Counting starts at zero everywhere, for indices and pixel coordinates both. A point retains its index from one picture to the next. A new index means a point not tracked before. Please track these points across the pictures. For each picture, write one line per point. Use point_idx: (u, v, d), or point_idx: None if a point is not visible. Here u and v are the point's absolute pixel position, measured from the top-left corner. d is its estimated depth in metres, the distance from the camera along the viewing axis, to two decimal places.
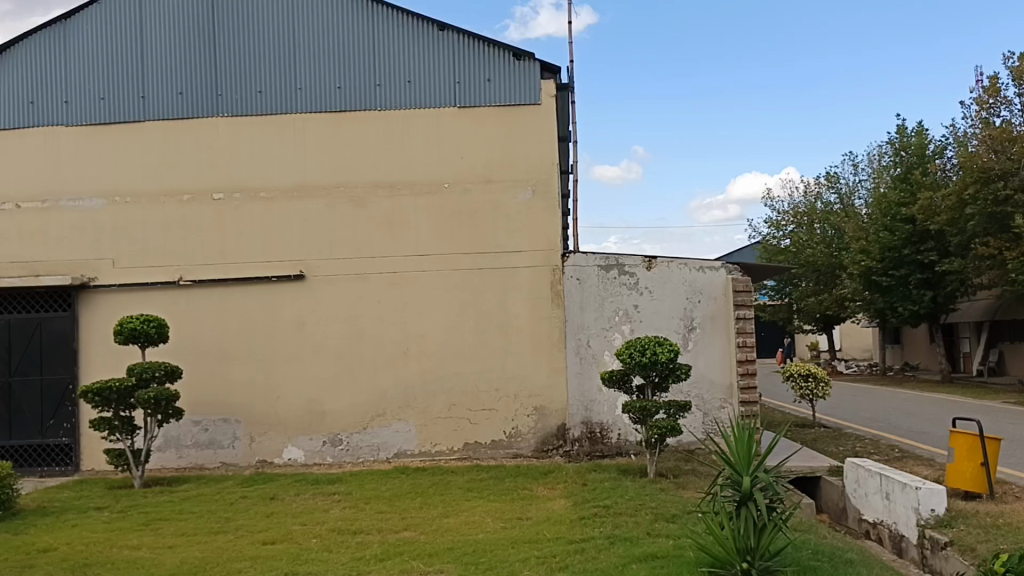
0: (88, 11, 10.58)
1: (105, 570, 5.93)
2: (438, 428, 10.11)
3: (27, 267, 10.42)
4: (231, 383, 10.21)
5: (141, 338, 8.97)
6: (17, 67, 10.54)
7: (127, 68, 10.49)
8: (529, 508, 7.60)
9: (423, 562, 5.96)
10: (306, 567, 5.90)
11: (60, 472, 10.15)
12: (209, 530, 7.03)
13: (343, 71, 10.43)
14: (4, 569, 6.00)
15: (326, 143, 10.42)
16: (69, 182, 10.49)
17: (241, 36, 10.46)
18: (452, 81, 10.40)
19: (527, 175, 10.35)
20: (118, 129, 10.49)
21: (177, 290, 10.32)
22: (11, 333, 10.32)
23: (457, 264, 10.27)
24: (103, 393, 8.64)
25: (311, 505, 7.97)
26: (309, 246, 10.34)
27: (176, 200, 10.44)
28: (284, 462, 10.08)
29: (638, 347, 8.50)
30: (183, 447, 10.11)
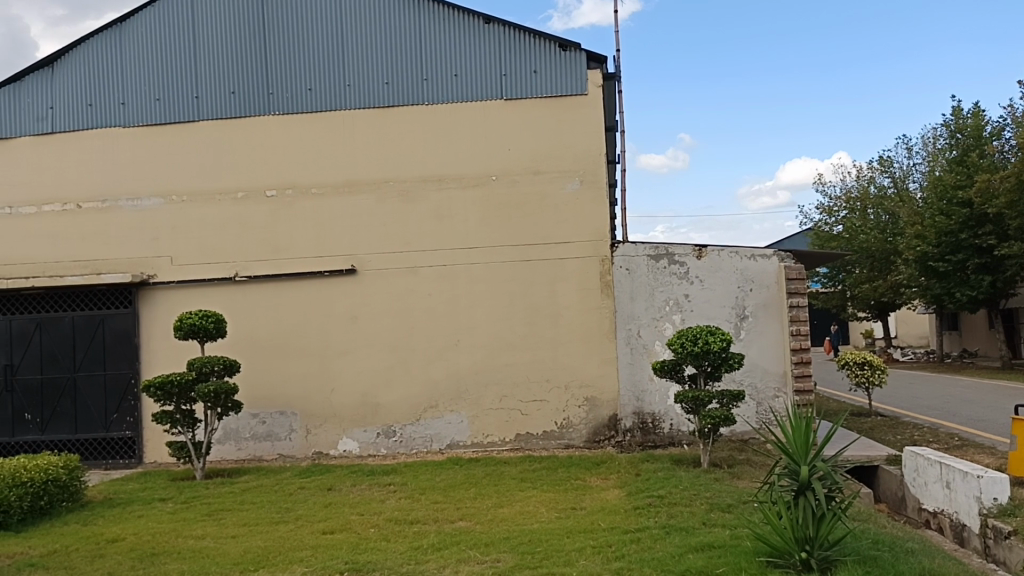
0: (143, 14, 10.83)
1: (173, 560, 6.11)
2: (489, 419, 10.18)
3: (89, 266, 10.71)
4: (286, 377, 10.40)
5: (200, 334, 9.17)
6: (76, 71, 10.83)
7: (181, 69, 10.71)
8: (583, 498, 7.63)
9: (479, 552, 6.03)
10: (365, 556, 6.01)
11: (125, 465, 10.45)
12: (270, 521, 7.18)
13: (391, 67, 10.52)
14: (77, 559, 6.21)
15: (374, 138, 10.52)
16: (127, 182, 10.75)
17: (290, 35, 10.61)
18: (498, 74, 10.43)
19: (575, 165, 10.33)
20: (173, 129, 10.72)
21: (233, 286, 10.53)
22: (75, 330, 10.64)
23: (506, 256, 10.31)
24: (165, 387, 8.86)
25: (368, 495, 8.10)
26: (360, 240, 10.47)
27: (231, 198, 10.64)
28: (339, 453, 10.24)
29: (690, 337, 8.47)
30: (241, 439, 10.33)
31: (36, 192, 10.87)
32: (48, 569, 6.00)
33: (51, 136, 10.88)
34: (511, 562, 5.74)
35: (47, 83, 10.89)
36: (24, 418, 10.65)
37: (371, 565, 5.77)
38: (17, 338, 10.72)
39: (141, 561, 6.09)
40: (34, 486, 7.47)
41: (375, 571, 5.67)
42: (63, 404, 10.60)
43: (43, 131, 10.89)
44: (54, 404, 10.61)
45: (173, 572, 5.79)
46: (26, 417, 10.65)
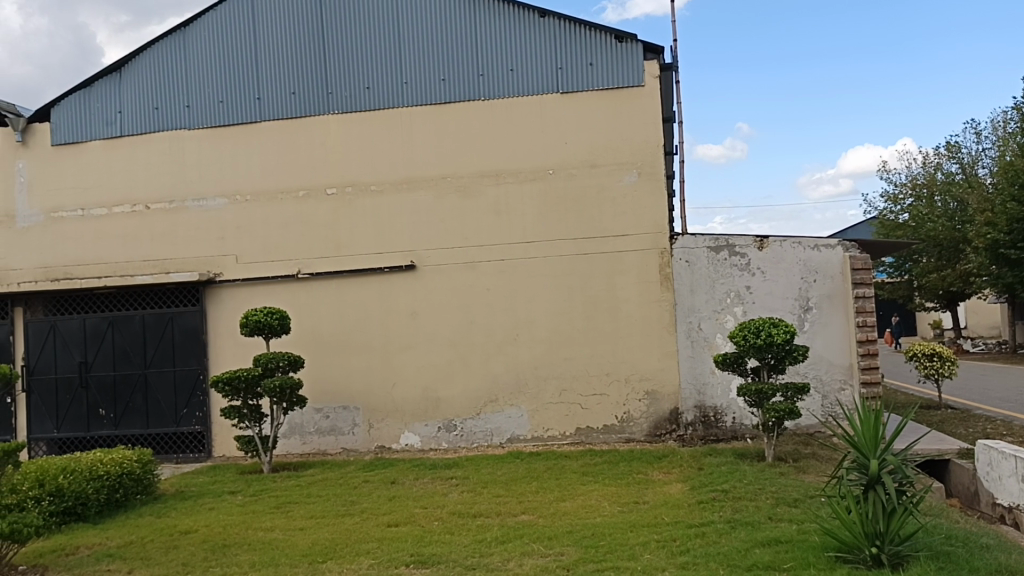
0: (206, 18, 11.08)
1: (245, 551, 6.26)
2: (550, 413, 10.20)
3: (158, 265, 11.00)
4: (349, 372, 10.55)
5: (265, 330, 9.36)
6: (143, 76, 11.14)
7: (243, 71, 10.93)
8: (645, 492, 7.60)
9: (543, 545, 6.04)
10: (430, 549, 6.08)
11: (195, 459, 10.73)
12: (336, 513, 7.31)
13: (447, 63, 10.59)
14: (153, 550, 6.40)
15: (432, 135, 10.60)
16: (193, 183, 11.02)
17: (348, 34, 10.75)
18: (555, 67, 10.41)
19: (633, 157, 10.26)
20: (237, 130, 10.95)
21: (296, 283, 10.72)
22: (146, 328, 10.95)
23: (565, 250, 10.30)
24: (232, 382, 9.06)
25: (430, 489, 8.18)
26: (420, 237, 10.56)
27: (293, 197, 10.83)
28: (402, 447, 10.37)
29: (752, 329, 8.35)
30: (306, 433, 10.53)
31: (107, 194, 11.19)
32: (125, 559, 6.21)
33: (121, 139, 11.19)
34: (575, 556, 5.74)
35: (115, 88, 11.20)
36: (99, 414, 10.99)
37: (436, 558, 5.84)
38: (91, 336, 11.06)
39: (213, 552, 6.26)
40: (109, 479, 7.72)
41: (440, 564, 5.73)
42: (135, 400, 10.92)
43: (113, 135, 11.20)
44: (127, 400, 10.94)
45: (245, 564, 5.94)
46: (100, 413, 10.99)
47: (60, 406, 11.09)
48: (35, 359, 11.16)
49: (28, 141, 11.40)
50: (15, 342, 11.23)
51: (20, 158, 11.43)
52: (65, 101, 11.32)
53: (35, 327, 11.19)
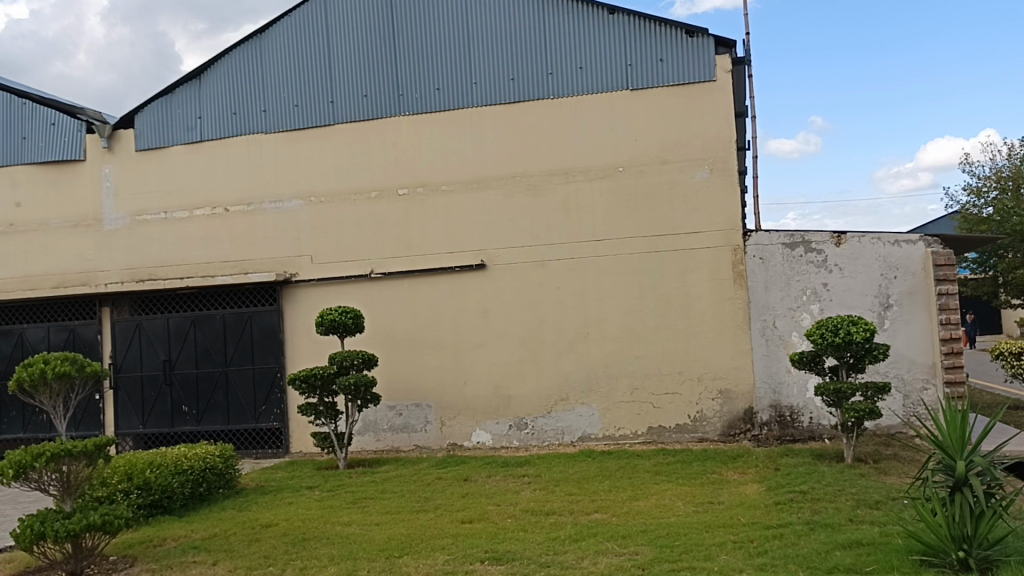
0: (281, 24, 11.34)
1: (324, 544, 6.39)
2: (622, 412, 10.15)
3: (236, 266, 11.30)
4: (422, 370, 10.68)
5: (340, 329, 9.53)
6: (221, 81, 11.45)
7: (317, 76, 11.16)
8: (720, 493, 7.50)
9: (617, 544, 6.01)
10: (504, 546, 6.11)
11: (273, 454, 11.00)
12: (411, 509, 7.40)
13: (517, 63, 10.62)
14: (236, 542, 6.59)
15: (502, 134, 10.65)
16: (271, 185, 11.28)
17: (418, 36, 10.87)
18: (624, 64, 10.35)
19: (704, 153, 10.14)
20: (311, 133, 11.19)
21: (369, 282, 10.89)
22: (226, 327, 11.27)
23: (637, 248, 10.23)
24: (309, 379, 9.25)
25: (503, 486, 8.21)
26: (490, 236, 10.62)
27: (366, 198, 11.00)
28: (473, 445, 10.45)
29: (830, 327, 8.16)
30: (380, 430, 10.71)
31: (188, 198, 11.53)
32: (209, 551, 6.40)
33: (201, 144, 11.52)
34: (650, 556, 5.71)
35: (195, 95, 11.55)
36: (182, 410, 11.35)
37: (511, 555, 5.87)
38: (174, 336, 11.43)
39: (293, 545, 6.40)
40: (194, 474, 7.95)
41: (514, 561, 5.76)
42: (216, 396, 11.25)
43: (193, 140, 11.54)
44: (209, 396, 11.28)
45: (324, 557, 6.06)
46: (183, 409, 11.35)
47: (146, 402, 11.48)
48: (122, 358, 11.58)
49: (114, 147, 11.80)
50: (103, 342, 11.66)
51: (106, 163, 11.84)
52: (148, 108, 11.71)
53: (121, 327, 11.62)
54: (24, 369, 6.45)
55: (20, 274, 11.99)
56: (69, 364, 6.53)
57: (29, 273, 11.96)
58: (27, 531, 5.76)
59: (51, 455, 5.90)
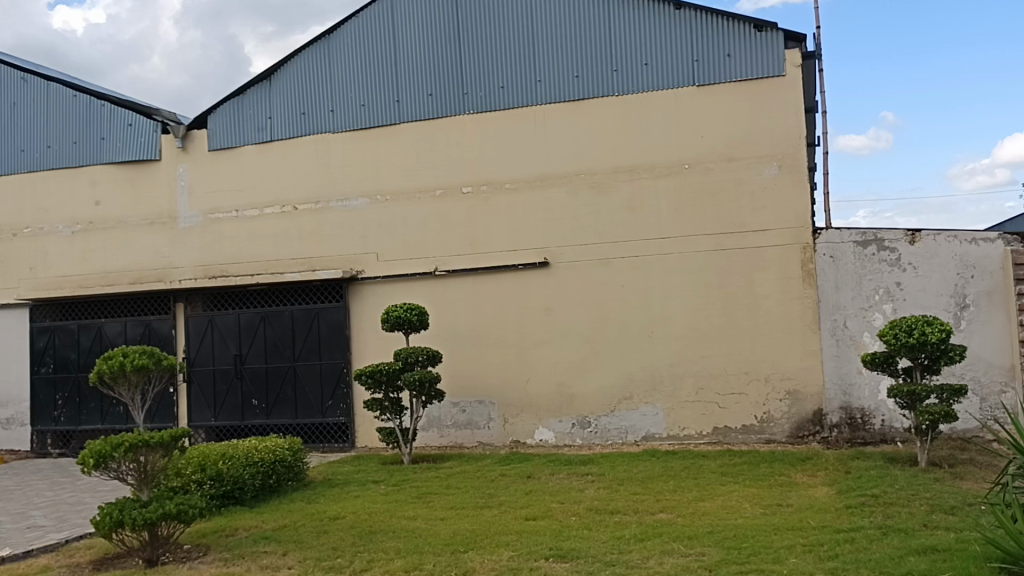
0: (349, 25, 11.51)
1: (390, 538, 6.47)
2: (686, 411, 10.04)
3: (305, 263, 11.50)
4: (486, 367, 10.73)
5: (405, 326, 9.63)
6: (290, 82, 11.68)
7: (383, 75, 11.31)
8: (788, 495, 7.37)
9: (683, 545, 5.96)
10: (569, 543, 6.11)
11: (340, 448, 11.17)
12: (475, 505, 7.45)
13: (581, 61, 10.59)
14: (305, 534, 6.71)
15: (567, 132, 10.63)
16: (338, 184, 11.46)
17: (484, 35, 10.94)
18: (691, 60, 10.23)
19: (773, 150, 9.96)
20: (378, 132, 11.33)
21: (434, 280, 10.98)
22: (295, 323, 11.49)
23: (702, 245, 10.11)
24: (375, 374, 9.37)
25: (567, 484, 8.21)
26: (554, 234, 10.60)
27: (431, 196, 11.10)
28: (536, 442, 10.48)
29: (904, 328, 7.94)
30: (444, 426, 10.81)
31: (258, 196, 11.78)
32: (280, 542, 6.54)
33: (271, 143, 11.76)
34: (717, 557, 5.64)
35: (265, 95, 11.80)
36: (252, 404, 11.61)
37: (575, 553, 5.86)
38: (245, 331, 11.70)
39: (361, 538, 6.50)
40: (264, 465, 8.11)
41: (579, 558, 5.75)
42: (285, 390, 11.48)
43: (264, 139, 11.79)
44: (278, 390, 11.51)
45: (390, 550, 6.14)
46: (253, 403, 11.61)
47: (218, 395, 11.78)
48: (195, 352, 11.90)
49: (188, 147, 12.13)
50: (177, 336, 12.00)
51: (181, 163, 12.17)
52: (220, 109, 12.00)
53: (195, 322, 11.94)
54: (104, 362, 6.67)
55: (98, 270, 12.40)
56: (146, 357, 6.74)
57: (107, 270, 12.36)
58: (106, 518, 5.96)
59: (129, 446, 6.11)
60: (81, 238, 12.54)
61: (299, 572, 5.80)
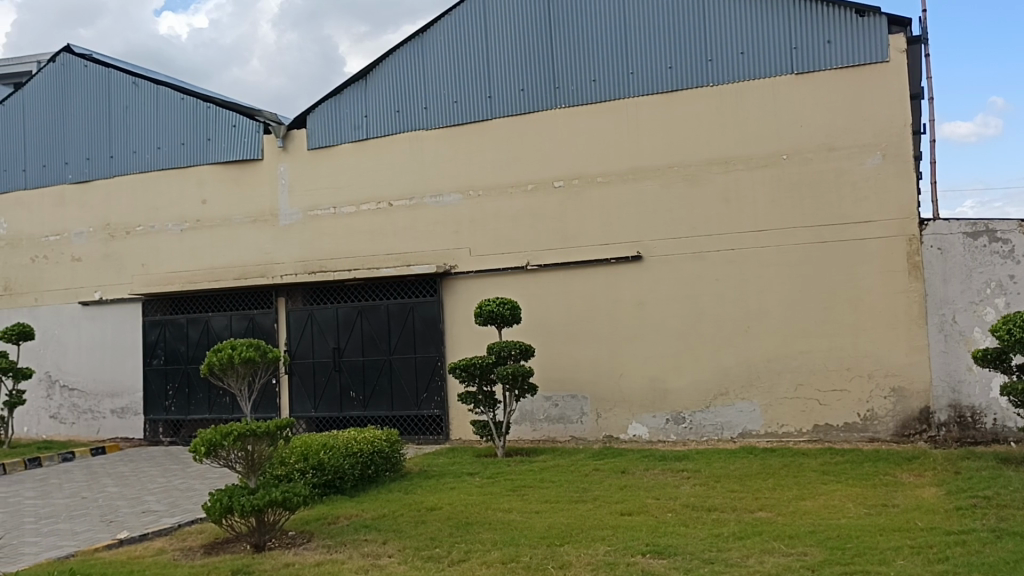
0: (442, 22, 11.67)
1: (486, 529, 6.55)
2: (785, 408, 9.82)
3: (400, 258, 11.69)
4: (578, 361, 10.72)
5: (498, 320, 9.70)
6: (385, 80, 11.91)
7: (476, 72, 11.42)
8: (894, 495, 7.13)
9: (784, 544, 5.84)
10: (666, 540, 6.05)
11: (434, 441, 11.36)
12: (570, 499, 7.46)
13: (674, 52, 10.47)
14: (403, 523, 6.85)
15: (659, 124, 10.52)
16: (431, 180, 11.61)
17: (576, 28, 10.93)
18: (789, 47, 9.99)
19: (875, 138, 9.63)
20: (470, 129, 11.43)
21: (526, 274, 11.03)
22: (390, 317, 11.72)
23: (801, 238, 9.85)
24: (469, 368, 9.49)
25: (662, 480, 8.14)
26: (647, 227, 10.50)
27: (523, 191, 11.14)
28: (630, 437, 10.42)
29: (1018, 323, 7.58)
30: (537, 420, 10.87)
31: (355, 193, 12.05)
32: (380, 530, 6.69)
33: (367, 141, 12.00)
34: (820, 557, 5.50)
35: (361, 94, 12.06)
36: (350, 396, 11.91)
37: (672, 549, 5.81)
38: (343, 324, 12.00)
39: (458, 529, 6.60)
40: (363, 456, 8.31)
41: (676, 555, 5.70)
42: (381, 383, 11.73)
43: (360, 137, 12.05)
44: (375, 383, 11.77)
45: (487, 542, 6.21)
46: (351, 395, 11.91)
47: (317, 387, 12.13)
48: (296, 345, 12.27)
49: (288, 146, 12.50)
50: (279, 330, 12.39)
51: (282, 162, 12.55)
52: (318, 109, 12.33)
53: (296, 316, 12.30)
54: (213, 354, 6.95)
55: (205, 266, 12.92)
56: (253, 350, 6.99)
57: (213, 266, 12.87)
58: (217, 504, 6.22)
59: (238, 435, 6.36)
60: (188, 236, 13.07)
61: (399, 560, 5.93)
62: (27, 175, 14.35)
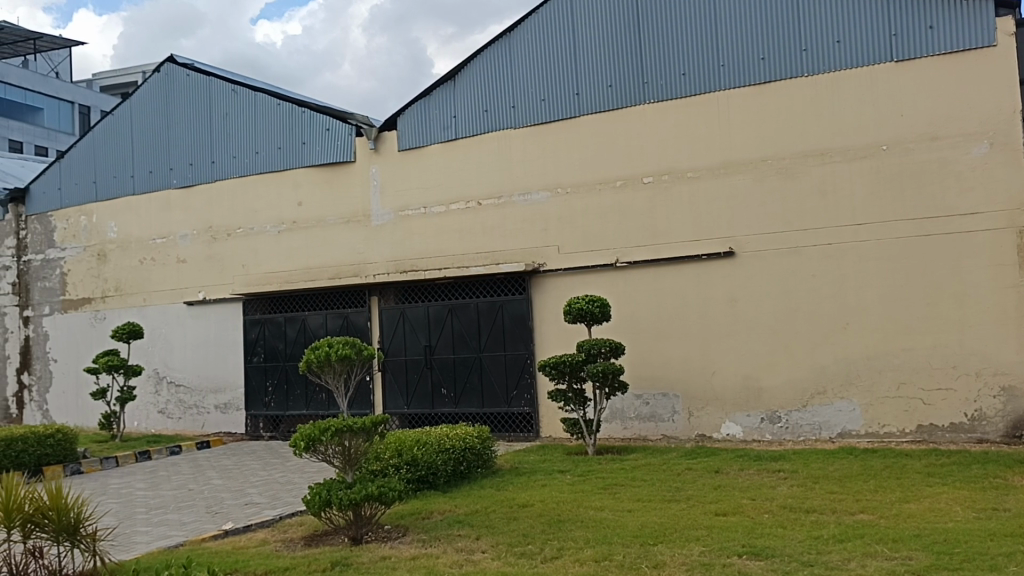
0: (530, 21, 11.71)
1: (578, 527, 6.54)
2: (886, 408, 9.50)
3: (489, 257, 11.77)
4: (669, 359, 10.60)
5: (588, 318, 9.67)
6: (474, 80, 12.01)
7: (563, 69, 11.42)
8: (1006, 498, 6.81)
9: (888, 548, 5.65)
10: (763, 541, 5.93)
11: (525, 438, 11.42)
12: (662, 498, 7.39)
13: (767, 42, 10.25)
14: (496, 519, 6.91)
15: (752, 117, 10.30)
16: (520, 179, 11.65)
17: (665, 22, 10.81)
18: (888, 34, 9.66)
19: (982, 127, 9.23)
20: (558, 126, 11.43)
21: (615, 271, 10.97)
22: (480, 314, 11.83)
23: (903, 231, 9.50)
24: (559, 365, 9.50)
25: (758, 480, 7.98)
26: (739, 222, 10.30)
27: (611, 187, 11.07)
28: (723, 437, 10.26)
29: None
30: (627, 418, 10.81)
31: (444, 193, 12.20)
32: (473, 526, 6.76)
33: (456, 141, 12.13)
34: (926, 562, 5.30)
35: (450, 95, 12.20)
36: (442, 393, 12.07)
37: (769, 551, 5.69)
38: (434, 322, 12.17)
39: (550, 526, 6.62)
40: (455, 452, 8.40)
41: (774, 557, 5.57)
42: (472, 380, 11.85)
43: (449, 138, 12.19)
44: (465, 380, 11.90)
45: (580, 540, 6.20)
46: (442, 392, 12.06)
47: (409, 384, 12.33)
48: (389, 342, 12.50)
49: (380, 148, 12.74)
50: (372, 328, 12.65)
51: (373, 163, 12.80)
52: (408, 110, 12.53)
53: (388, 314, 12.54)
54: (312, 352, 7.15)
55: (302, 266, 13.29)
56: (349, 348, 7.16)
57: (309, 266, 13.23)
58: (316, 497, 6.41)
59: (335, 430, 6.54)
60: (285, 237, 13.47)
61: (492, 556, 5.98)
62: (135, 180, 15.02)
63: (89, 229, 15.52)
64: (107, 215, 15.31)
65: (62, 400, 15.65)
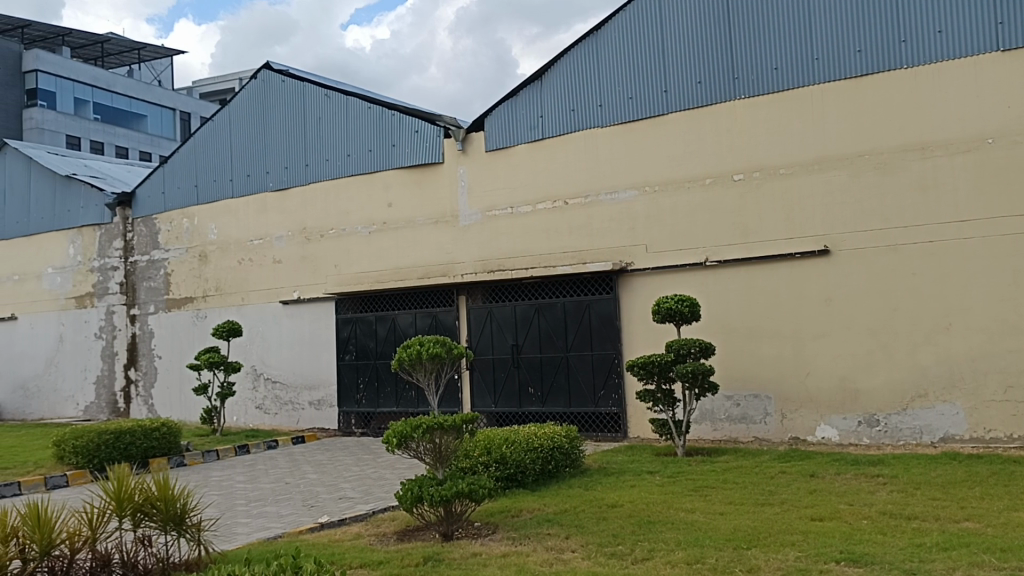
0: (617, 19, 11.66)
1: (669, 529, 6.48)
2: (992, 412, 9.10)
3: (575, 256, 11.74)
4: (761, 360, 10.39)
5: (677, 318, 9.55)
6: (561, 80, 12.02)
7: (651, 66, 11.31)
8: None
9: (996, 558, 5.41)
10: (862, 547, 5.76)
11: (612, 438, 11.37)
12: (755, 502, 7.24)
13: (863, 34, 9.95)
14: (585, 519, 6.90)
15: (848, 111, 10.00)
16: (607, 177, 11.59)
17: (756, 16, 10.61)
18: (995, 23, 9.27)
19: None
20: (646, 124, 11.33)
21: (705, 271, 10.80)
22: (567, 314, 11.82)
23: (1010, 227, 9.08)
24: (647, 366, 9.40)
25: (855, 485, 7.74)
26: (835, 219, 10.01)
27: (700, 185, 10.90)
28: (818, 440, 9.99)
29: None
30: (718, 420, 10.64)
31: (531, 192, 12.23)
32: (562, 525, 6.77)
33: (543, 141, 12.15)
34: None
35: (536, 95, 12.23)
36: (529, 392, 12.11)
37: (869, 558, 5.52)
38: (521, 321, 12.22)
39: (640, 527, 6.56)
40: (544, 451, 8.41)
41: (873, 564, 5.41)
42: (559, 380, 11.85)
43: (536, 138, 12.21)
44: (553, 379, 11.91)
45: (671, 541, 6.14)
46: (530, 391, 12.11)
47: (497, 382, 12.42)
48: (476, 341, 12.62)
49: (467, 149, 12.86)
50: (460, 327, 12.79)
51: (461, 164, 12.93)
52: (496, 111, 12.60)
53: (476, 314, 12.65)
54: (403, 350, 7.28)
55: (391, 266, 13.53)
56: (439, 347, 7.24)
57: (398, 266, 13.45)
58: (408, 493, 6.51)
59: (426, 428, 6.63)
60: (376, 237, 13.73)
61: (582, 555, 5.98)
62: (234, 183, 15.56)
63: (191, 231, 16.14)
64: (208, 218, 15.90)
65: (167, 395, 16.34)
